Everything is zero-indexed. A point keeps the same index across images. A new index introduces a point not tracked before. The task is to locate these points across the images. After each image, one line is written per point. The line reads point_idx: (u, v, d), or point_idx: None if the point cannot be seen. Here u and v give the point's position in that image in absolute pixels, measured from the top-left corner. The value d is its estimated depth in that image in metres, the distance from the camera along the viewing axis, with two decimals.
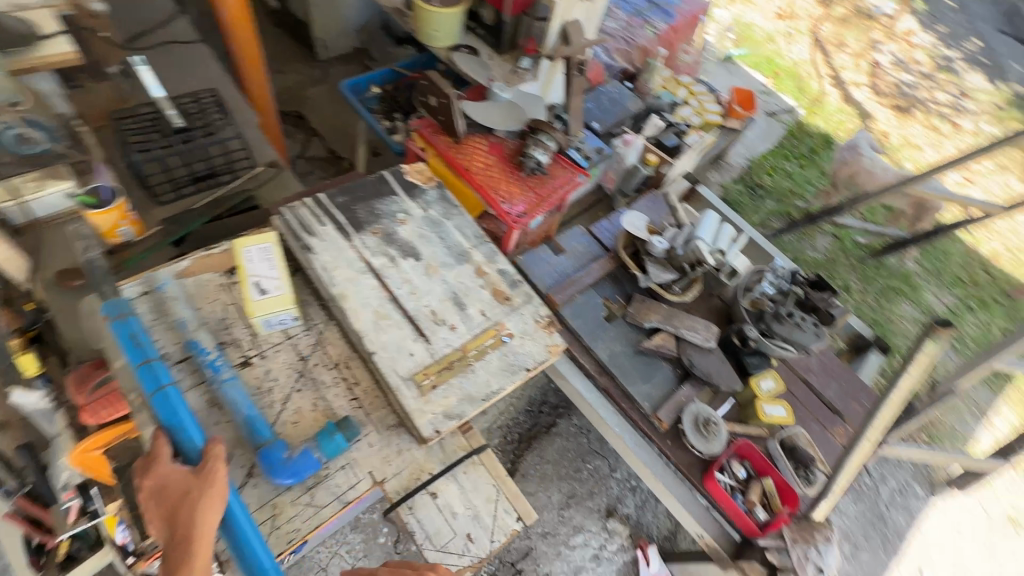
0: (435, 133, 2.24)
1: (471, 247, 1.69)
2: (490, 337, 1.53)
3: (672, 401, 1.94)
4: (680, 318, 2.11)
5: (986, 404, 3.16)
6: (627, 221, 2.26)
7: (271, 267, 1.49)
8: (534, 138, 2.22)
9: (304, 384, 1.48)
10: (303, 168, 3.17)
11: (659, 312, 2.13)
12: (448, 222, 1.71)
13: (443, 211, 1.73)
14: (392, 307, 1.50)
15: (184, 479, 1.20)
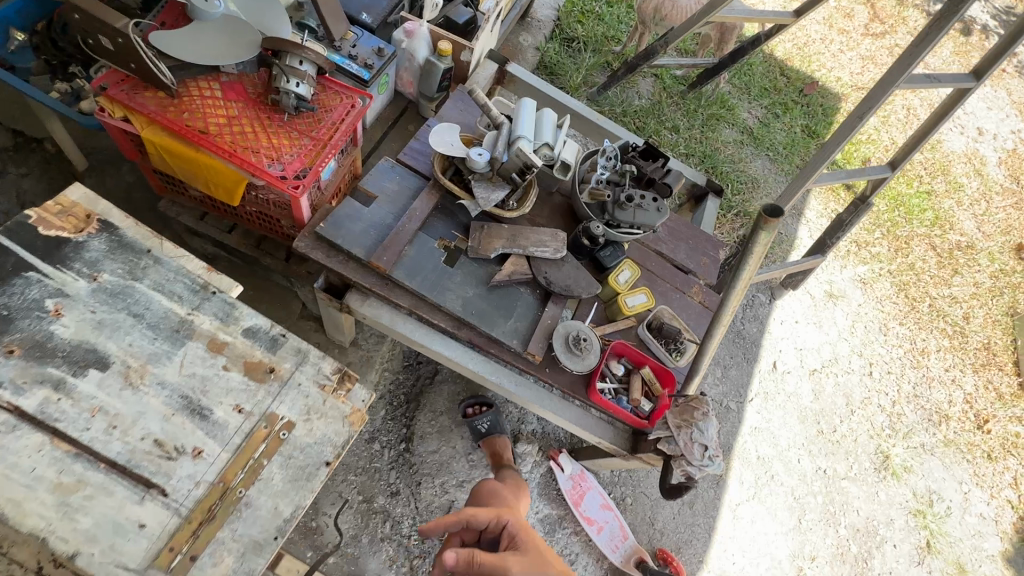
0: (135, 92, 1.57)
1: (190, 311, 1.32)
2: (261, 443, 1.24)
3: (540, 328, 1.81)
4: (523, 236, 1.91)
5: (801, 203, 3.54)
6: (437, 139, 1.90)
7: None
8: (278, 64, 1.64)
9: None
10: None
11: (501, 235, 1.89)
12: (139, 285, 1.30)
13: (126, 269, 1.31)
14: (84, 467, 1.10)
15: None
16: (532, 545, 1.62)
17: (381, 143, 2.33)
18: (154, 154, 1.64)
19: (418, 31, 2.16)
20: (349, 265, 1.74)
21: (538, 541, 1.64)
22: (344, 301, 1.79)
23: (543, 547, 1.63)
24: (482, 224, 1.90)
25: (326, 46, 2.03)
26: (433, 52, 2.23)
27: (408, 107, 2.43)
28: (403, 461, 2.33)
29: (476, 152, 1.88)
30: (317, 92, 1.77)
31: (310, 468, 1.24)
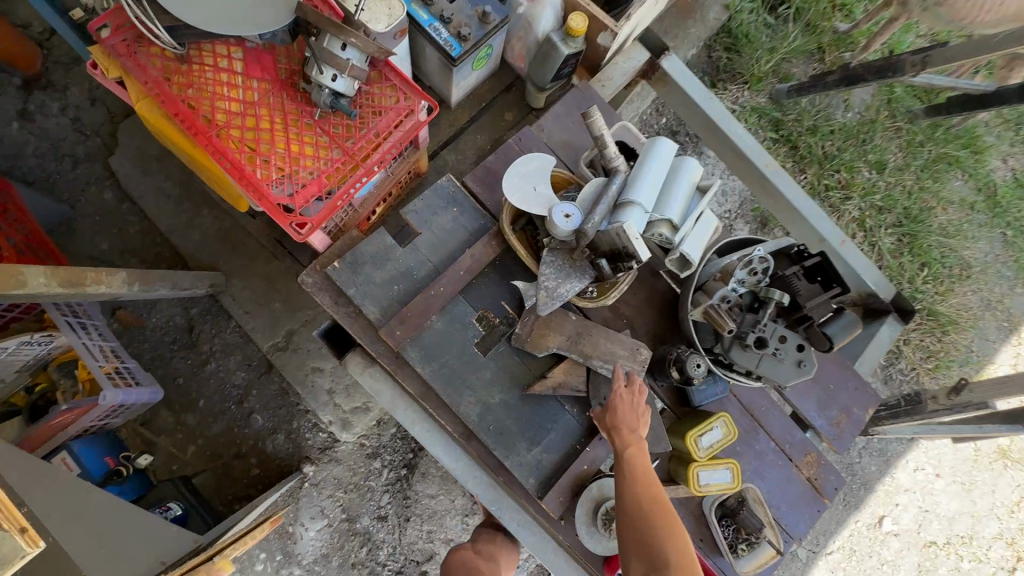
0: (136, 44, 1.17)
1: None
2: None
3: (567, 477, 1.36)
4: (590, 342, 1.38)
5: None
6: (515, 180, 1.37)
7: None
8: (311, 44, 1.17)
9: None
10: (66, 52, 2.11)
11: (562, 331, 1.38)
12: None
13: None
14: None
15: None
16: (618, 404, 1.26)
17: (464, 131, 1.80)
18: (156, 128, 1.28)
19: None
20: (357, 322, 1.37)
21: (632, 411, 1.25)
22: (348, 356, 1.47)
23: (633, 418, 1.25)
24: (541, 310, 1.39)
25: None
26: (559, 25, 1.57)
27: (512, 86, 1.83)
28: (399, 489, 2.11)
29: (560, 211, 1.32)
30: (367, 85, 1.28)
31: None
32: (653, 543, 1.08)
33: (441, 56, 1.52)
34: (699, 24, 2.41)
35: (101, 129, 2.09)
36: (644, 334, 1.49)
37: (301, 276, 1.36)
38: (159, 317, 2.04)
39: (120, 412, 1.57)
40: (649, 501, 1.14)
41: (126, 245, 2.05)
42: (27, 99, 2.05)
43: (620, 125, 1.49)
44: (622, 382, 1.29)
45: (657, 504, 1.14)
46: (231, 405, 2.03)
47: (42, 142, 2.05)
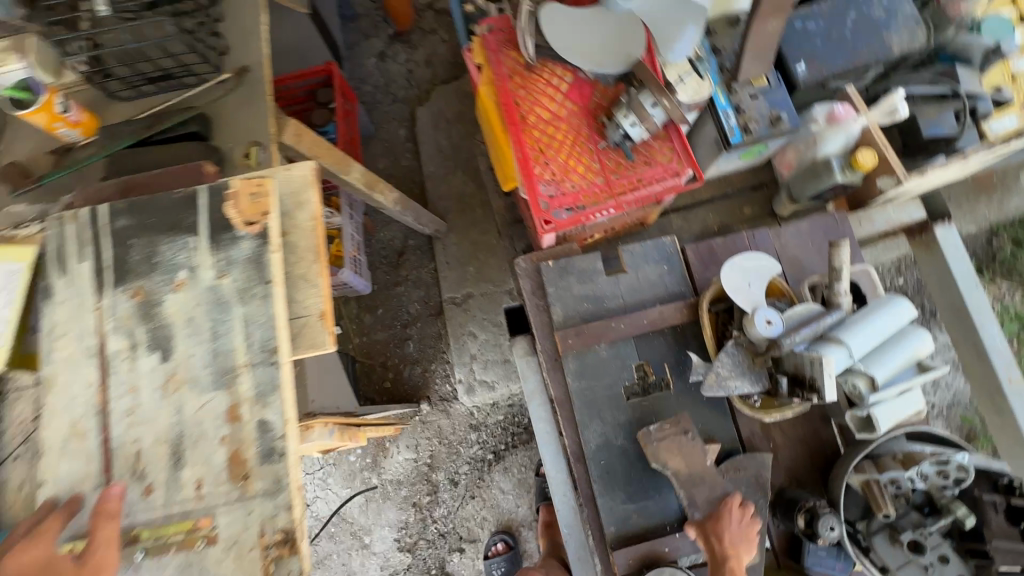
0: (504, 46, 1.52)
1: (246, 363, 0.99)
2: (185, 532, 0.94)
3: (645, 545, 1.39)
4: (705, 494, 1.35)
5: None
6: (734, 269, 1.43)
7: (8, 301, 1.00)
8: (631, 94, 1.39)
9: (25, 451, 1.01)
10: (429, 23, 2.71)
11: (689, 463, 1.37)
12: (238, 306, 1.00)
13: (244, 284, 1.00)
14: (94, 422, 0.99)
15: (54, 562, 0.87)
16: (726, 521, 1.30)
17: (699, 205, 1.91)
18: (481, 104, 1.62)
19: (846, 122, 1.54)
20: (540, 316, 1.57)
21: (738, 530, 1.28)
22: (516, 338, 1.67)
23: (737, 534, 1.28)
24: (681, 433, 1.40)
25: (722, 80, 1.62)
26: (844, 153, 1.60)
27: (762, 186, 1.89)
28: (479, 468, 2.29)
29: (764, 315, 1.35)
30: (651, 138, 1.46)
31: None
32: None
33: (718, 137, 1.65)
34: (994, 204, 2.18)
35: (422, 84, 2.64)
36: (784, 467, 1.45)
37: (517, 259, 1.61)
38: (385, 234, 2.49)
39: (342, 289, 2.06)
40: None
41: (394, 172, 2.55)
42: (389, 46, 2.69)
43: (863, 269, 1.45)
44: (734, 503, 1.32)
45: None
46: (398, 324, 2.41)
47: (383, 78, 2.66)
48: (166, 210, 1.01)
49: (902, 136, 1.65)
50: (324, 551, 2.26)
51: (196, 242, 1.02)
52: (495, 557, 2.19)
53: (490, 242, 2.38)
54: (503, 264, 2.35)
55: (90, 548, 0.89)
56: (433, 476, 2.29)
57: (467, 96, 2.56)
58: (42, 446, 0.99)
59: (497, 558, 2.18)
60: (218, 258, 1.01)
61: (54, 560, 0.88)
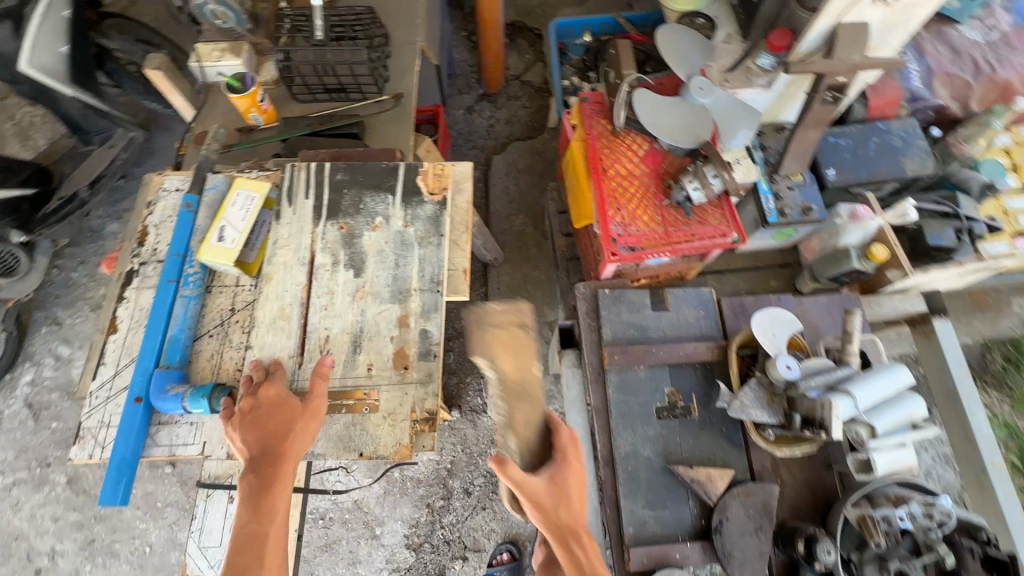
0: (596, 114, 1.91)
1: (418, 289, 1.30)
2: (351, 400, 1.21)
3: (658, 548, 1.56)
4: (525, 412, 1.24)
5: None
6: (763, 320, 1.71)
7: (243, 219, 1.32)
8: (697, 166, 1.74)
9: (219, 332, 1.32)
10: (514, 91, 3.19)
11: (515, 362, 1.25)
12: (415, 250, 1.33)
13: (422, 233, 1.34)
14: (298, 308, 1.29)
15: (287, 401, 1.15)
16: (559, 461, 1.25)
17: (731, 272, 2.22)
18: (570, 155, 1.99)
19: (865, 220, 1.87)
20: (591, 334, 1.82)
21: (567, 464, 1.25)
22: (564, 352, 1.92)
23: (564, 474, 1.24)
24: (516, 328, 1.27)
25: (766, 171, 1.99)
26: (862, 246, 1.91)
27: (788, 266, 2.20)
28: (494, 482, 2.43)
29: (784, 360, 1.61)
30: (706, 204, 1.80)
31: (352, 445, 1.20)
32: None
33: (758, 216, 1.98)
34: (988, 322, 2.46)
35: (500, 138, 3.07)
36: (788, 502, 1.64)
37: (579, 285, 1.90)
38: None
39: None
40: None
41: None
42: (477, 103, 3.16)
43: (870, 338, 1.72)
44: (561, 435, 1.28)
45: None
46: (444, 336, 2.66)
47: (467, 127, 3.10)
48: (377, 174, 1.39)
49: (910, 241, 1.97)
50: (334, 536, 2.36)
51: (392, 201, 1.38)
52: (501, 565, 2.28)
53: (539, 277, 2.68)
54: (547, 298, 2.64)
55: (311, 395, 1.16)
56: (450, 482, 2.42)
57: (537, 154, 2.97)
58: (256, 323, 1.28)
59: (502, 566, 2.27)
60: (408, 212, 1.36)
61: (288, 397, 1.15)
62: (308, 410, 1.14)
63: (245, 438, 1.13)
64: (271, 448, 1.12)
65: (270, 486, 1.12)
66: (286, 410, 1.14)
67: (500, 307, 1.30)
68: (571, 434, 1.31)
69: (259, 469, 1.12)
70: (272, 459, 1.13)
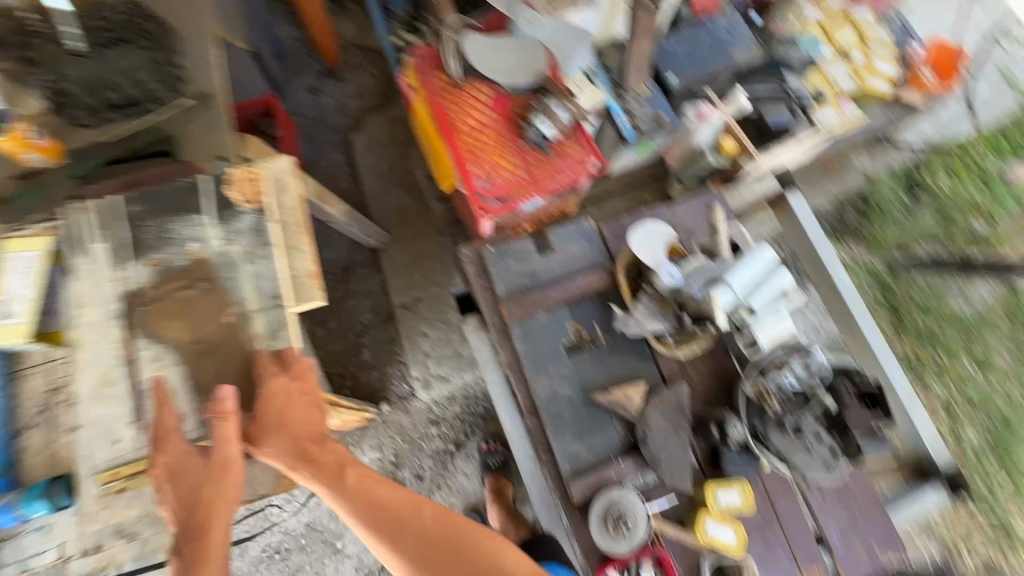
0: (432, 69, 1.79)
1: (258, 309, 1.40)
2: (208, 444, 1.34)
3: (595, 475, 1.63)
4: (227, 357, 1.37)
5: None
6: (639, 236, 1.79)
7: (25, 282, 1.30)
8: (541, 101, 1.74)
9: (43, 421, 1.32)
10: (355, 59, 2.95)
11: (194, 323, 1.36)
12: (246, 266, 1.39)
13: (250, 248, 1.41)
14: (133, 372, 1.31)
15: (194, 464, 1.27)
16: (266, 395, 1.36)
17: (609, 196, 2.27)
18: (418, 118, 1.88)
19: (710, 117, 1.94)
20: (485, 293, 1.81)
21: (281, 396, 1.37)
22: (467, 318, 1.89)
23: (287, 414, 1.40)
24: (189, 287, 1.37)
25: (613, 91, 1.99)
26: (714, 142, 2.00)
27: (658, 177, 2.28)
28: (443, 459, 2.45)
29: (666, 269, 1.71)
30: (563, 137, 1.78)
31: None
32: (397, 532, 1.35)
33: (616, 136, 2.00)
34: (837, 182, 2.72)
35: (353, 114, 2.86)
36: (700, 394, 1.77)
37: (463, 248, 1.85)
38: (332, 252, 2.64)
39: None
40: (368, 504, 1.39)
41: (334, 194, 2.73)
42: (319, 80, 2.90)
43: (737, 228, 1.83)
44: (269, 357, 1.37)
45: (379, 504, 1.39)
46: (352, 333, 2.55)
47: (316, 111, 2.85)
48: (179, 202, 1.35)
49: (754, 127, 2.11)
50: (296, 564, 2.28)
51: (204, 220, 1.40)
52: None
53: (432, 248, 2.60)
54: (445, 267, 2.58)
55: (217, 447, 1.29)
56: (399, 473, 2.40)
57: (397, 121, 2.81)
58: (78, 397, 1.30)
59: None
60: (226, 229, 1.40)
61: (185, 457, 1.26)
62: (222, 465, 1.29)
63: (171, 511, 1.25)
64: (196, 515, 1.25)
65: (202, 544, 1.23)
66: (191, 472, 1.26)
67: (153, 283, 1.36)
68: (286, 350, 1.42)
69: (184, 543, 1.24)
70: (196, 528, 1.24)
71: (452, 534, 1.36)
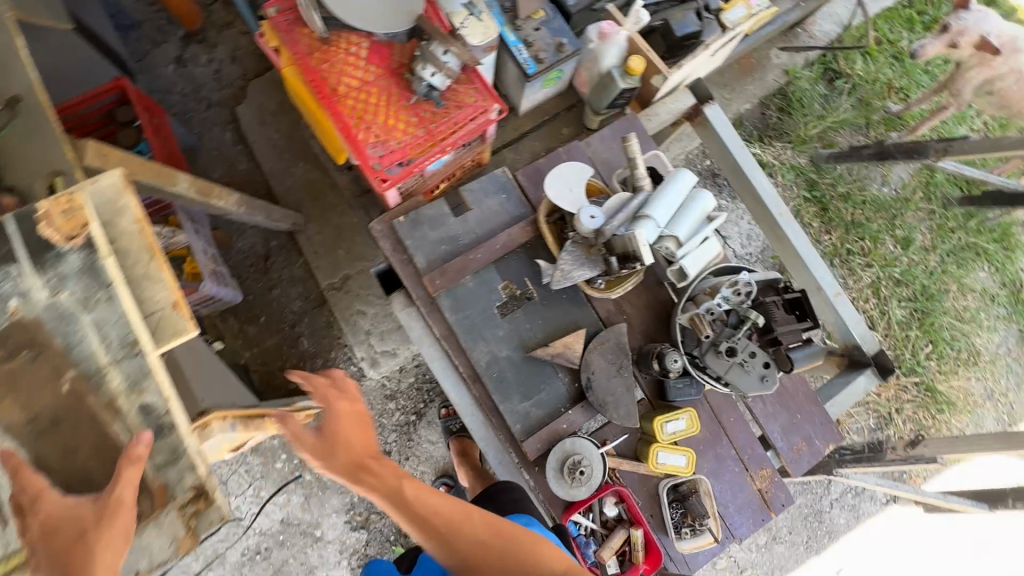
0: (294, 25, 1.55)
1: (110, 363, 1.04)
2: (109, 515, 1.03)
3: (547, 429, 1.63)
4: (78, 428, 1.02)
5: (1006, 394, 2.66)
6: (555, 180, 1.67)
7: None
8: (422, 46, 1.52)
9: None
10: (221, 17, 2.58)
11: (29, 404, 1.02)
12: (85, 316, 1.03)
13: (81, 293, 1.03)
14: None
15: (82, 514, 0.94)
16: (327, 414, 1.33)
17: (525, 136, 2.13)
18: (292, 86, 1.65)
19: (614, 36, 1.79)
20: (406, 267, 1.69)
21: (339, 418, 1.32)
22: (393, 295, 1.79)
23: (346, 427, 1.32)
24: (10, 358, 1.02)
25: (507, 20, 1.80)
26: (621, 63, 1.86)
27: (573, 107, 2.14)
28: (406, 431, 2.43)
29: (587, 213, 1.61)
30: (456, 84, 1.61)
31: None
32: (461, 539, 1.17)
33: (519, 72, 1.85)
34: (757, 82, 2.66)
35: (234, 83, 2.54)
36: (639, 331, 1.76)
37: (372, 223, 1.71)
38: (244, 243, 2.43)
39: (210, 302, 1.95)
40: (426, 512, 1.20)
41: (233, 178, 2.47)
42: (185, 49, 2.53)
43: (653, 154, 1.78)
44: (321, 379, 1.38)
45: (435, 508, 1.21)
46: (286, 325, 2.40)
47: (190, 85, 2.51)
48: None
49: (663, 40, 1.96)
50: (279, 560, 2.28)
51: (18, 269, 1.03)
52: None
53: (352, 221, 2.43)
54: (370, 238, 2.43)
55: (113, 488, 0.95)
56: None
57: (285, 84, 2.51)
58: None
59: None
60: (48, 278, 1.03)
61: (70, 509, 0.95)
62: (112, 504, 0.94)
63: None
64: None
65: None
66: (74, 525, 0.93)
67: None
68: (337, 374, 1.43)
69: None
70: None
71: (502, 539, 1.18)
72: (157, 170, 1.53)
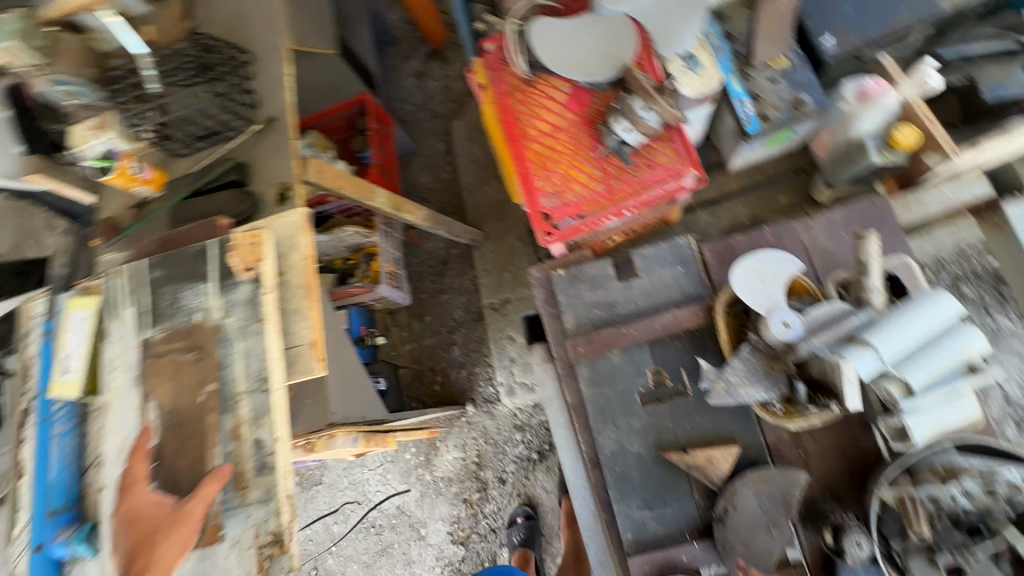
0: (504, 64, 1.54)
1: (246, 391, 1.29)
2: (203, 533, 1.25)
3: (660, 554, 1.37)
4: (190, 429, 1.30)
5: None
6: (752, 267, 1.38)
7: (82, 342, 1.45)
8: (622, 101, 1.39)
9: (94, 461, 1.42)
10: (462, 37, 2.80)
11: (174, 394, 1.33)
12: (237, 343, 1.32)
13: (245, 319, 1.32)
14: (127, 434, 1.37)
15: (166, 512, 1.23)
16: None
17: (731, 197, 1.83)
18: (488, 122, 1.66)
19: (878, 98, 1.38)
20: (553, 323, 1.59)
21: None
22: (535, 345, 1.71)
23: None
24: (184, 353, 1.35)
25: (736, 68, 1.58)
26: (881, 132, 1.46)
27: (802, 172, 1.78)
28: (525, 467, 2.37)
29: (780, 318, 1.28)
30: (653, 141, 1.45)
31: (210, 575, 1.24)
32: None
33: (736, 127, 1.59)
34: None
35: (459, 98, 2.74)
36: (818, 478, 1.36)
37: (532, 268, 1.63)
38: (430, 245, 2.63)
39: (383, 300, 2.21)
40: None
41: (435, 185, 2.67)
42: (426, 64, 2.81)
43: (902, 261, 1.34)
44: None
45: None
46: (444, 330, 2.53)
47: (422, 96, 2.78)
48: (187, 263, 1.38)
49: (961, 102, 1.57)
50: (388, 540, 2.46)
51: (207, 288, 1.37)
52: (517, 525, 2.30)
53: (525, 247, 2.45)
54: None
55: (188, 502, 1.21)
56: (481, 475, 2.39)
57: None
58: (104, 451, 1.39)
59: (518, 526, 2.29)
60: (224, 301, 1.35)
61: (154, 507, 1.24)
62: (182, 516, 1.21)
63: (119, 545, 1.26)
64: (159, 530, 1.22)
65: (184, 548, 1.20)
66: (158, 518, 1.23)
67: (164, 336, 1.38)
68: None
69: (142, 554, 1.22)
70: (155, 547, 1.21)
71: None
72: (359, 185, 1.74)
